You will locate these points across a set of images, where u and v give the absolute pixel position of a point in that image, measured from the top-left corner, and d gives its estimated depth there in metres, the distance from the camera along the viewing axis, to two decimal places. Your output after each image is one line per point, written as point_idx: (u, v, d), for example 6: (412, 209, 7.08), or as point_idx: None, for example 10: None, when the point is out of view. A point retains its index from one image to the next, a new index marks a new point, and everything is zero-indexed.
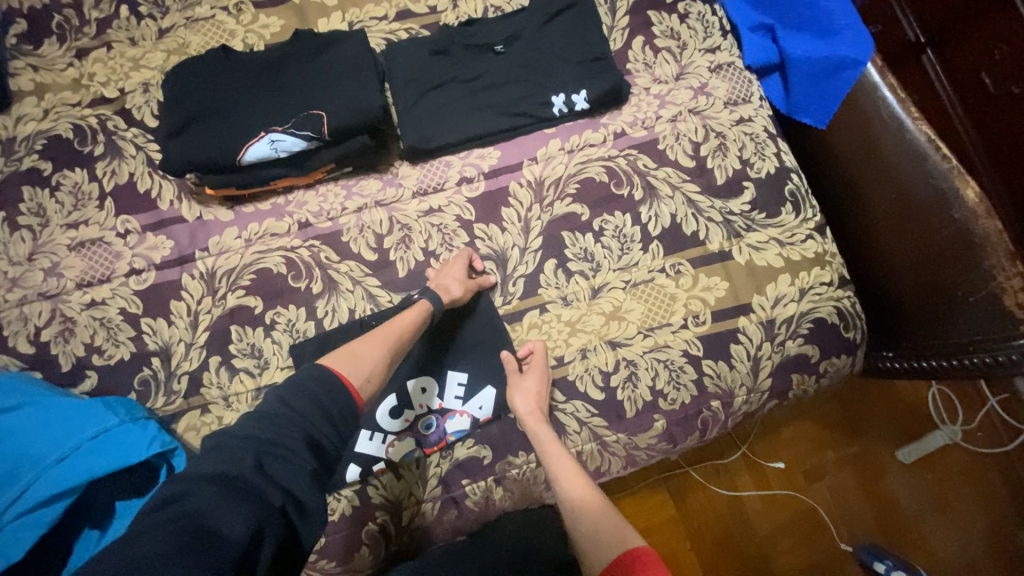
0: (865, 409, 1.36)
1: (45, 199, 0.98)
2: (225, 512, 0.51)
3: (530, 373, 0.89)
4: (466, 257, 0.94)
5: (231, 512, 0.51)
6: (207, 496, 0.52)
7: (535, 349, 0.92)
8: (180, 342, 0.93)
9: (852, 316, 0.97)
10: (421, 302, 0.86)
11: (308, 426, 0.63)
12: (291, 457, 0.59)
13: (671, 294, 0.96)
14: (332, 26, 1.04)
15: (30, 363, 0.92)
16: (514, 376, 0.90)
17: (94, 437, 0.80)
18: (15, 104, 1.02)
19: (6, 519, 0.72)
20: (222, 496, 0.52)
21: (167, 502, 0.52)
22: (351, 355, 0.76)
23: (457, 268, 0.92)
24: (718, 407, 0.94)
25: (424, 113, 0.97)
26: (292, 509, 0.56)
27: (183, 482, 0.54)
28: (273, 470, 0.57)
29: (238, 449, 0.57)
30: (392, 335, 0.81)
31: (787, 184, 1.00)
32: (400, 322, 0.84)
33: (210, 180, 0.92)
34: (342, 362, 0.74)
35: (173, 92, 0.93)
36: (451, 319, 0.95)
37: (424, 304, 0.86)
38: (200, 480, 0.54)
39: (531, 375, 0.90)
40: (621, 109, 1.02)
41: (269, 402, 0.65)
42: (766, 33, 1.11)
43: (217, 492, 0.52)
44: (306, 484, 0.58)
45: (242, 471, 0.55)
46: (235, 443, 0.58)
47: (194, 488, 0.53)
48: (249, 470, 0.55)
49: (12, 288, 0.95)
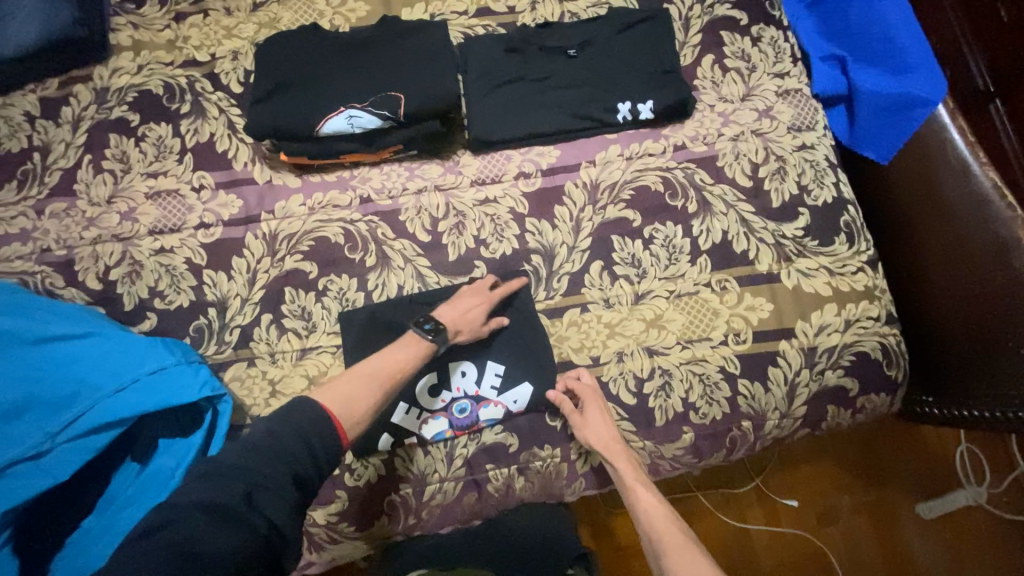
0: (889, 454, 1.33)
1: (130, 147, 1.05)
2: (220, 537, 0.56)
3: (589, 408, 0.89)
4: (484, 301, 0.92)
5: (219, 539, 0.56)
6: (198, 524, 0.56)
7: (582, 376, 0.93)
8: (236, 297, 0.97)
9: (895, 353, 0.96)
10: (428, 343, 0.87)
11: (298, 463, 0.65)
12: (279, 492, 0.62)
13: (713, 310, 0.96)
14: (414, 16, 1.08)
15: (95, 298, 0.98)
16: (574, 413, 0.90)
17: (150, 373, 0.83)
18: (112, 58, 1.09)
19: (59, 440, 0.78)
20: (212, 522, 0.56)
21: (161, 526, 0.56)
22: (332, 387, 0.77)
23: (473, 302, 0.92)
24: (748, 427, 0.94)
25: (493, 106, 1.01)
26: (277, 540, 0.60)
27: (173, 509, 0.58)
28: (262, 501, 0.60)
29: (231, 477, 0.61)
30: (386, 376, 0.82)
31: (842, 215, 1.00)
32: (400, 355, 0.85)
33: (286, 147, 0.97)
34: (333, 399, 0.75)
35: (262, 63, 0.99)
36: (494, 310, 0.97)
37: (429, 348, 0.87)
38: (193, 507, 0.58)
39: (590, 410, 0.90)
40: (684, 122, 1.03)
41: (256, 431, 0.67)
42: (837, 64, 1.11)
43: (208, 520, 0.57)
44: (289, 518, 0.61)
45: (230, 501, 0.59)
46: (226, 472, 0.62)
47: (188, 514, 0.57)
48: (238, 502, 0.59)
49: (88, 227, 1.01)
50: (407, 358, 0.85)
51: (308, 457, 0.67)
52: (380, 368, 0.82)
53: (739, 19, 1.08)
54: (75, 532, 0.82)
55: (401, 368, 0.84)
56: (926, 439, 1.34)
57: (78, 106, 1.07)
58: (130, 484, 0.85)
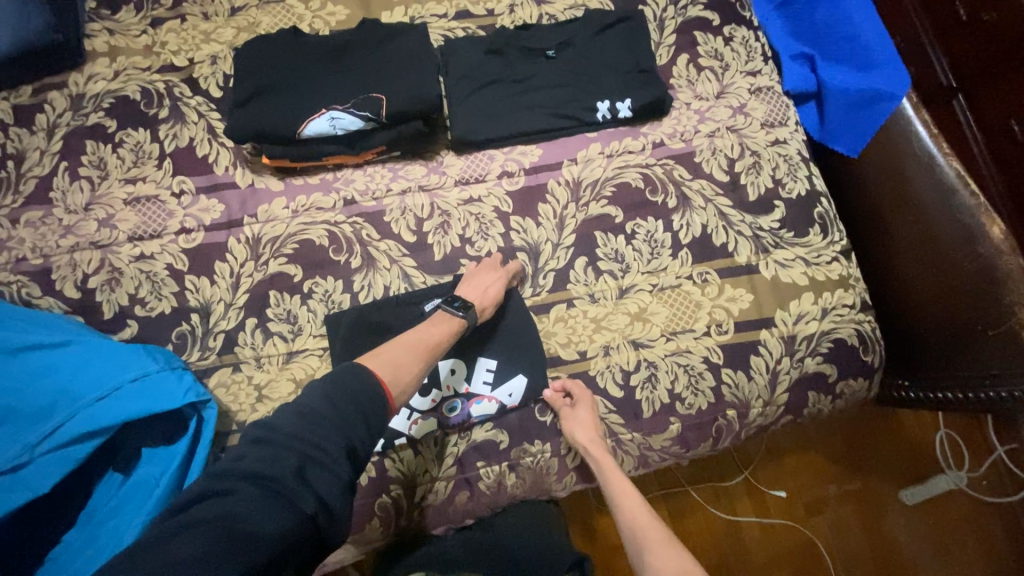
0: (871, 441, 1.37)
1: (107, 153, 1.03)
2: (267, 514, 0.55)
3: (580, 408, 0.91)
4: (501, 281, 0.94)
5: (272, 515, 0.55)
6: (250, 498, 0.56)
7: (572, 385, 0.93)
8: (220, 302, 0.96)
9: (871, 339, 1.00)
10: (459, 317, 0.88)
11: (354, 435, 0.66)
12: (334, 467, 0.62)
13: (695, 302, 0.98)
14: (394, 19, 1.09)
15: (74, 307, 0.96)
16: (564, 407, 0.92)
17: (133, 380, 0.82)
18: (87, 64, 1.08)
19: (38, 452, 0.76)
20: (263, 500, 0.56)
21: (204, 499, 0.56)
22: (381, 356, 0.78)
23: (490, 276, 0.94)
24: (733, 416, 0.96)
25: (475, 106, 1.02)
26: (322, 519, 0.59)
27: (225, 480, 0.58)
28: (313, 476, 0.60)
29: (287, 446, 0.61)
30: (423, 347, 0.82)
31: (816, 208, 1.03)
32: (430, 333, 0.85)
33: (268, 150, 0.97)
34: (381, 365, 0.76)
35: (242, 66, 0.99)
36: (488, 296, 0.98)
37: (460, 321, 0.88)
38: (244, 478, 0.58)
39: (581, 408, 0.91)
40: (662, 121, 1.06)
41: (315, 398, 0.67)
42: (806, 63, 1.15)
43: (257, 494, 0.57)
44: (337, 493, 0.61)
45: (284, 474, 0.59)
46: (283, 441, 0.62)
47: (238, 486, 0.57)
48: (292, 476, 0.59)
49: (65, 235, 0.99)
50: (441, 334, 0.85)
51: (364, 428, 0.67)
52: (415, 341, 0.83)
53: (712, 20, 1.12)
54: (56, 547, 0.80)
55: (436, 341, 0.84)
56: (907, 425, 1.38)
57: (53, 112, 1.06)
58: (113, 496, 0.84)
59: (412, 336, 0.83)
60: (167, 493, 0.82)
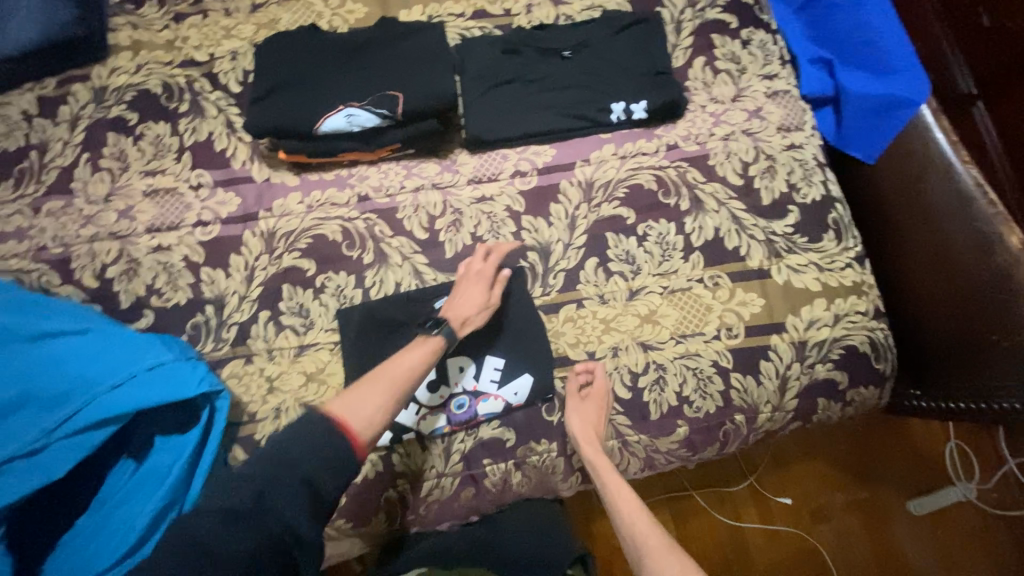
0: (879, 450, 1.35)
1: (128, 146, 1.05)
2: (233, 540, 0.60)
3: (588, 402, 0.92)
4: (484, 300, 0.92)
5: (238, 541, 0.60)
6: (212, 527, 0.61)
7: (594, 372, 0.94)
8: (234, 294, 0.98)
9: (883, 347, 0.99)
10: (437, 337, 0.86)
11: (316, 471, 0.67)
12: (296, 498, 0.65)
13: (706, 305, 0.98)
14: (412, 17, 1.10)
15: (92, 296, 0.98)
16: (575, 399, 0.92)
17: (148, 369, 0.84)
18: (111, 57, 1.10)
19: (54, 437, 0.78)
20: (229, 528, 0.61)
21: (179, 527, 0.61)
22: (351, 398, 0.76)
23: (477, 293, 0.92)
24: (741, 421, 0.95)
25: (491, 105, 1.02)
26: (290, 544, 0.64)
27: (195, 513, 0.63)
28: (274, 505, 0.64)
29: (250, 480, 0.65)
30: (397, 377, 0.80)
31: (830, 213, 1.02)
32: (411, 358, 0.84)
33: (285, 145, 0.98)
34: (345, 406, 0.75)
35: (262, 62, 1.00)
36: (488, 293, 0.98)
37: (438, 342, 0.86)
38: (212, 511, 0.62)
39: (589, 402, 0.92)
40: (676, 123, 1.05)
41: (280, 441, 0.69)
42: (824, 67, 1.15)
43: (221, 524, 0.61)
44: (304, 521, 0.65)
45: (246, 506, 0.63)
46: (247, 478, 0.65)
47: (204, 518, 0.62)
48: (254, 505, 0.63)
49: (86, 224, 1.01)
50: (420, 357, 0.84)
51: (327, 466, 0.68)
52: (391, 371, 0.81)
53: (730, 23, 1.11)
54: (70, 532, 0.82)
55: (415, 367, 0.83)
56: (917, 436, 1.36)
57: (76, 105, 1.08)
58: (124, 484, 0.85)
59: (389, 366, 0.82)
60: (179, 480, 0.84)
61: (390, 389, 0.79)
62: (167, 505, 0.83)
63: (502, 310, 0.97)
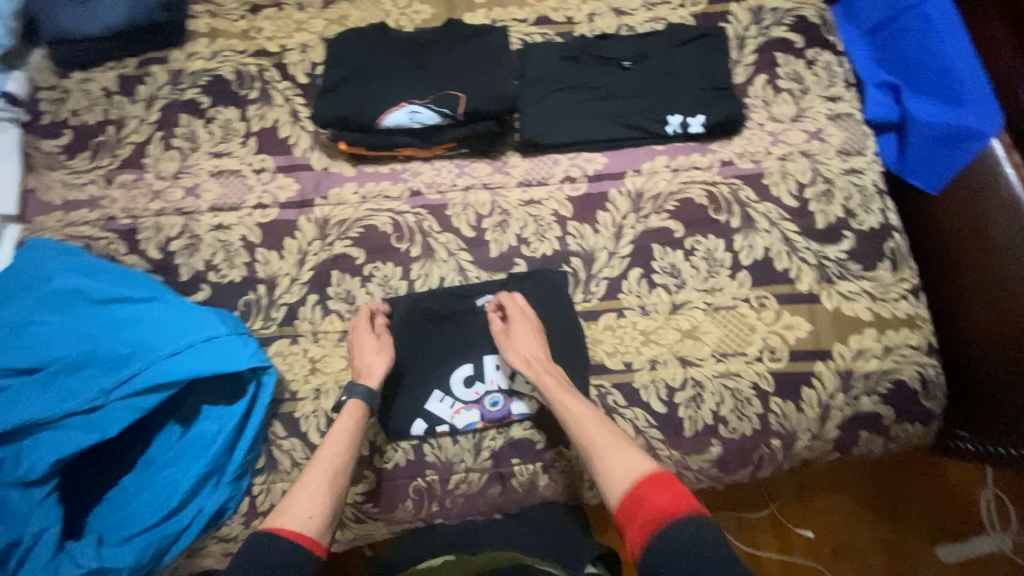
0: (910, 491, 1.30)
1: (198, 128, 1.11)
2: None
3: (513, 326, 0.92)
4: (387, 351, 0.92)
5: None
6: None
7: (508, 303, 0.94)
8: (286, 275, 1.01)
9: (933, 384, 0.95)
10: (353, 402, 0.87)
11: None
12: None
13: (750, 326, 0.96)
14: (476, 20, 1.13)
15: (154, 267, 1.03)
16: (502, 336, 0.92)
17: (204, 340, 0.87)
18: (190, 43, 1.17)
19: (115, 395, 0.82)
20: None
21: None
22: (294, 499, 0.76)
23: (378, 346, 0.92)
24: (778, 446, 0.93)
25: (547, 110, 1.03)
26: None
27: None
28: None
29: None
30: (337, 457, 0.81)
31: (887, 242, 0.99)
32: (341, 433, 0.84)
33: (347, 136, 1.01)
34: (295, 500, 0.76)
35: (332, 56, 1.04)
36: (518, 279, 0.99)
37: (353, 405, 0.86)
38: None
39: (516, 329, 0.92)
40: (732, 139, 1.04)
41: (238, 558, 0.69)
42: (890, 92, 1.12)
43: None
44: None
45: None
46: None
47: None
48: None
49: (154, 199, 1.07)
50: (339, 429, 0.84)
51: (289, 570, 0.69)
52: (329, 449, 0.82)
53: (794, 42, 1.10)
54: (119, 487, 0.87)
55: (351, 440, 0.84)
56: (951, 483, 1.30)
57: (154, 85, 1.14)
58: (171, 447, 0.89)
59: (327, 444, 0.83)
60: (222, 449, 0.87)
61: (328, 474, 0.79)
62: (208, 473, 0.87)
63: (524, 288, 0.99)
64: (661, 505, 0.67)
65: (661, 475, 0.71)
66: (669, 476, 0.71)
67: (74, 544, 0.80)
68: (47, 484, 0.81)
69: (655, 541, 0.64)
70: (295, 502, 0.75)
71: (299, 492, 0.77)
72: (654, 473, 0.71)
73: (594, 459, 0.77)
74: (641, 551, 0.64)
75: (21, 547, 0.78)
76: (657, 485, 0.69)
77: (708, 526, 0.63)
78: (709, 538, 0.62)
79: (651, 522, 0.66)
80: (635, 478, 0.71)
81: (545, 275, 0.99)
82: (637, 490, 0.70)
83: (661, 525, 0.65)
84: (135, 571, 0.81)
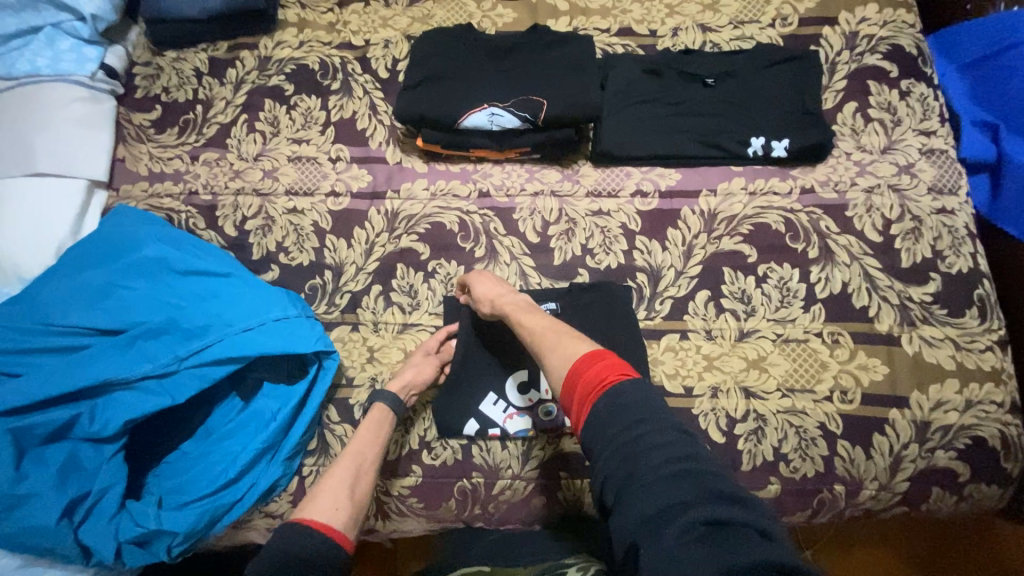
0: (960, 555, 1.19)
1: (281, 114, 1.14)
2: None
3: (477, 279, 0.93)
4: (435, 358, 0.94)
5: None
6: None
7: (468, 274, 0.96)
8: (352, 264, 1.03)
9: (1016, 445, 0.88)
10: (376, 405, 0.89)
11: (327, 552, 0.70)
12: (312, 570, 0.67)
13: (822, 362, 0.92)
14: (558, 27, 1.13)
15: (229, 244, 1.07)
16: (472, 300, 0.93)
17: (275, 319, 0.90)
18: (278, 31, 1.21)
19: (188, 363, 0.85)
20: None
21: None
22: (321, 491, 0.77)
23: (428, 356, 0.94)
24: (841, 492, 0.88)
25: (624, 122, 1.02)
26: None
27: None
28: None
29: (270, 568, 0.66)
30: (360, 454, 0.83)
31: (977, 288, 0.93)
32: (365, 433, 0.86)
33: (425, 133, 1.03)
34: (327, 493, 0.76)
35: (417, 53, 1.06)
36: (582, 290, 0.97)
37: (376, 408, 0.88)
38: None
39: (478, 281, 0.92)
40: (816, 166, 1.01)
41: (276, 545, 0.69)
42: (987, 131, 1.05)
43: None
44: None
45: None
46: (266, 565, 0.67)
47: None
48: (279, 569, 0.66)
49: (234, 178, 1.11)
50: (366, 428, 0.87)
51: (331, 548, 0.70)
52: (352, 451, 0.83)
53: (889, 71, 1.05)
54: (179, 453, 0.90)
55: (377, 440, 0.86)
56: (1012, 556, 1.17)
57: (242, 69, 1.19)
58: (231, 419, 0.91)
59: (353, 443, 0.84)
60: (281, 427, 0.89)
61: (353, 470, 0.81)
62: (266, 449, 0.88)
63: (585, 300, 0.96)
64: (598, 377, 0.63)
65: (596, 351, 0.67)
66: (603, 350, 0.67)
67: (136, 503, 0.82)
68: (116, 443, 0.83)
69: (597, 414, 0.60)
70: (323, 493, 0.76)
71: (324, 486, 0.78)
72: (591, 351, 0.67)
73: (544, 350, 0.73)
74: (583, 427, 0.61)
75: (87, 502, 0.79)
76: (593, 360, 0.65)
77: (645, 387, 0.61)
78: (645, 400, 0.59)
79: (591, 395, 0.62)
80: (573, 358, 0.67)
81: (614, 290, 0.97)
82: (575, 371, 0.66)
83: (600, 395, 0.61)
84: (189, 536, 0.82)
